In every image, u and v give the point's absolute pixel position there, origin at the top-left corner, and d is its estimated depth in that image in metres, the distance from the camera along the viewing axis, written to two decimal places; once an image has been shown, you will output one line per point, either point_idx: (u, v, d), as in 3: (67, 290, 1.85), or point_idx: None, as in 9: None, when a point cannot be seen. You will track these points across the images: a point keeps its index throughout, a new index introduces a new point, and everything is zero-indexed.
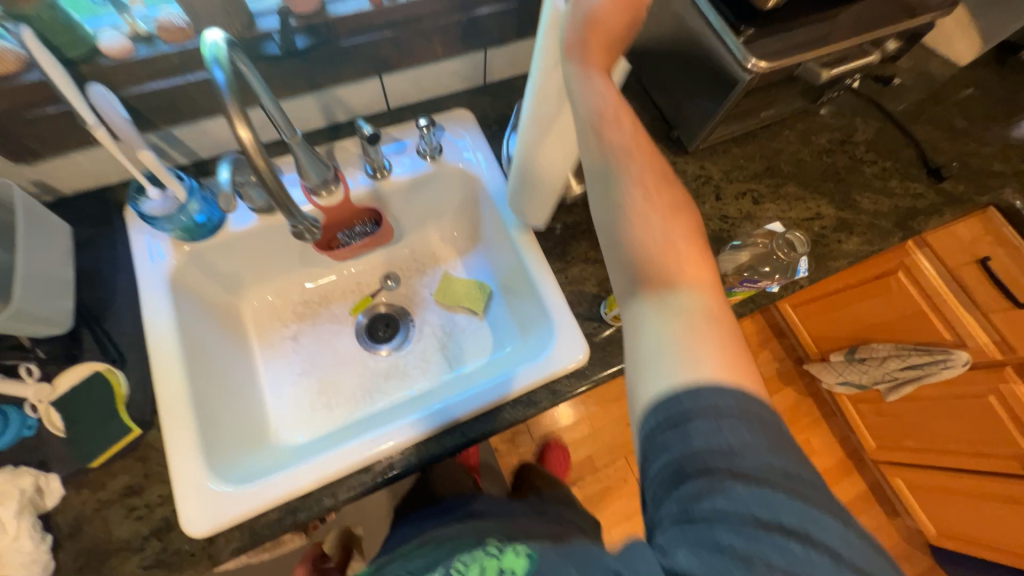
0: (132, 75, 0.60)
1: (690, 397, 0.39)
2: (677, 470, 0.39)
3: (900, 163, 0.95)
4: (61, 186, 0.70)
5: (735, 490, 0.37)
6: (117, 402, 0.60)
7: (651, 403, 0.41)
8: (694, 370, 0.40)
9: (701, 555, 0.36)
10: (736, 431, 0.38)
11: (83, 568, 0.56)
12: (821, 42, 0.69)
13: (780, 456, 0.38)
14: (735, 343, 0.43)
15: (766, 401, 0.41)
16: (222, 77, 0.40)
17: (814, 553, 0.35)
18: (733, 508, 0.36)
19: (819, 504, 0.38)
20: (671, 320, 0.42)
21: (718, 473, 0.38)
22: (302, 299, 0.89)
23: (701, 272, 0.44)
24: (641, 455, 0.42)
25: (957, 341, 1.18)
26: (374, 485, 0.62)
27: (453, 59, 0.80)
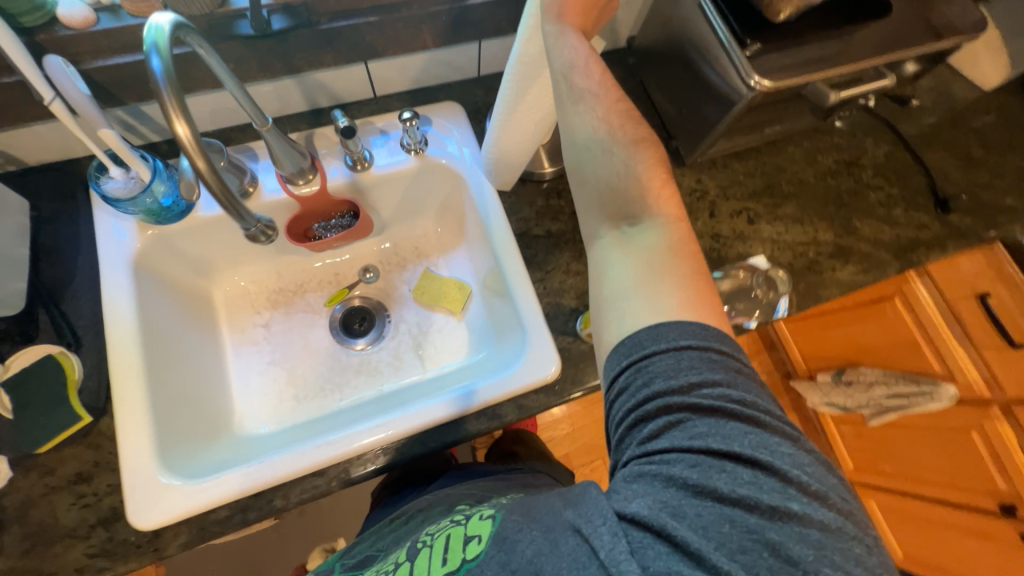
0: (94, 47, 0.57)
1: (651, 336, 0.43)
2: (639, 411, 0.42)
3: (908, 191, 0.91)
4: (25, 157, 0.67)
5: (687, 421, 0.40)
6: (70, 385, 0.59)
7: (616, 345, 0.45)
8: (655, 305, 0.44)
9: (656, 485, 0.39)
10: (693, 364, 0.41)
11: (28, 551, 0.56)
12: (831, 62, 0.65)
13: (735, 387, 0.41)
14: (695, 276, 0.46)
15: (724, 329, 0.45)
16: (161, 65, 0.37)
17: (762, 474, 0.38)
18: (686, 440, 0.40)
19: (770, 427, 0.40)
20: (633, 259, 0.47)
21: (676, 407, 0.41)
22: (277, 286, 0.87)
23: (667, 203, 0.49)
24: (609, 405, 0.46)
25: (946, 374, 1.16)
26: (329, 489, 0.62)
27: (443, 48, 0.76)
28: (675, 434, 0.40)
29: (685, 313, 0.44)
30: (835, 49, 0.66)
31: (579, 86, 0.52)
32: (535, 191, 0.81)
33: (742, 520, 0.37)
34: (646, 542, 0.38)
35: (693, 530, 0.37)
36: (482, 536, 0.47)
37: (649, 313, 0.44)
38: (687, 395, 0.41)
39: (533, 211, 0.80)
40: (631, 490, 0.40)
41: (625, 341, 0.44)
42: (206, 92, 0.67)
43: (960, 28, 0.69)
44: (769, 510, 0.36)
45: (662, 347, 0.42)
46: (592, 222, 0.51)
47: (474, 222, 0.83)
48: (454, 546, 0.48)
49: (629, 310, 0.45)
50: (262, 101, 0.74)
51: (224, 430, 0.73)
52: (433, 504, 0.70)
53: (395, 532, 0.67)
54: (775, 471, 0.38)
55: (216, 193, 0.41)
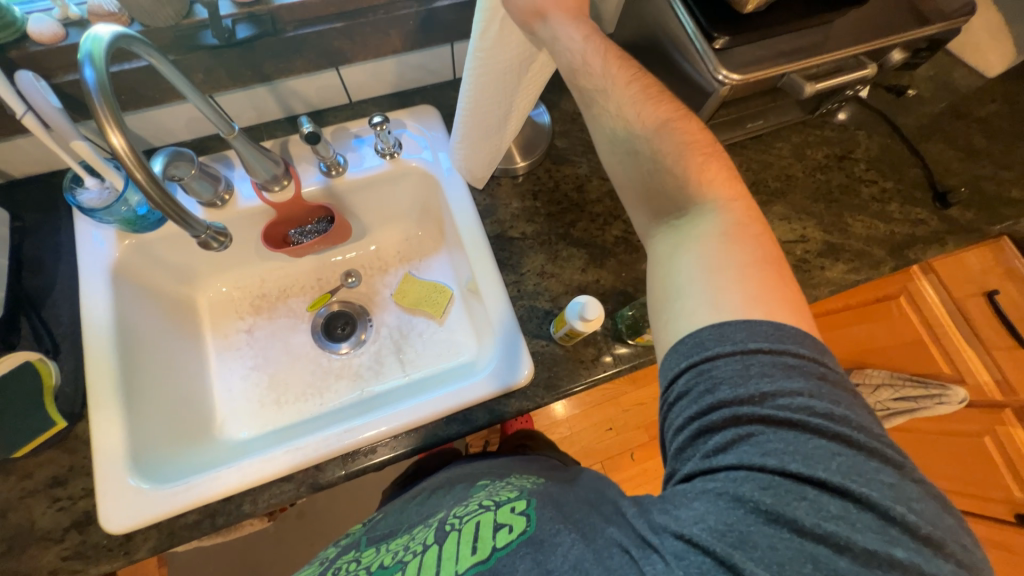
0: (66, 62, 0.58)
1: (714, 336, 0.40)
2: (703, 421, 0.39)
3: (905, 186, 0.87)
4: (11, 170, 0.70)
5: (759, 436, 0.37)
6: (47, 388, 0.62)
7: (675, 345, 0.42)
8: (714, 303, 0.42)
9: (721, 504, 0.36)
10: (763, 373, 0.38)
11: (5, 553, 0.57)
12: (806, 52, 0.63)
13: (819, 400, 0.37)
14: (762, 269, 0.43)
15: (801, 328, 0.41)
16: (94, 74, 0.41)
17: (854, 508, 0.34)
18: (757, 456, 0.36)
19: (864, 448, 0.36)
20: (689, 251, 0.45)
21: (746, 420, 0.38)
22: (260, 291, 0.87)
23: (714, 185, 0.48)
24: (664, 410, 0.43)
25: (954, 376, 1.10)
26: (296, 494, 0.63)
27: (415, 52, 0.76)
28: (744, 449, 0.37)
29: (752, 311, 0.41)
30: (812, 40, 0.64)
31: (588, 86, 0.53)
32: (511, 193, 0.81)
33: (829, 562, 0.33)
34: (706, 569, 0.35)
35: (766, 566, 0.33)
36: (515, 526, 0.46)
37: (707, 313, 0.42)
38: (761, 407, 0.37)
39: (508, 213, 0.79)
40: (693, 509, 0.37)
41: (683, 343, 0.42)
42: (176, 103, 0.69)
43: (947, 14, 0.66)
44: (861, 551, 0.33)
45: (726, 350, 0.39)
46: (642, 217, 0.52)
47: (451, 226, 0.83)
48: (483, 534, 0.47)
49: (685, 312, 0.43)
50: (237, 109, 0.75)
51: (207, 433, 0.74)
52: (451, 481, 0.68)
53: (417, 505, 0.65)
54: (871, 504, 0.34)
55: (157, 202, 0.44)
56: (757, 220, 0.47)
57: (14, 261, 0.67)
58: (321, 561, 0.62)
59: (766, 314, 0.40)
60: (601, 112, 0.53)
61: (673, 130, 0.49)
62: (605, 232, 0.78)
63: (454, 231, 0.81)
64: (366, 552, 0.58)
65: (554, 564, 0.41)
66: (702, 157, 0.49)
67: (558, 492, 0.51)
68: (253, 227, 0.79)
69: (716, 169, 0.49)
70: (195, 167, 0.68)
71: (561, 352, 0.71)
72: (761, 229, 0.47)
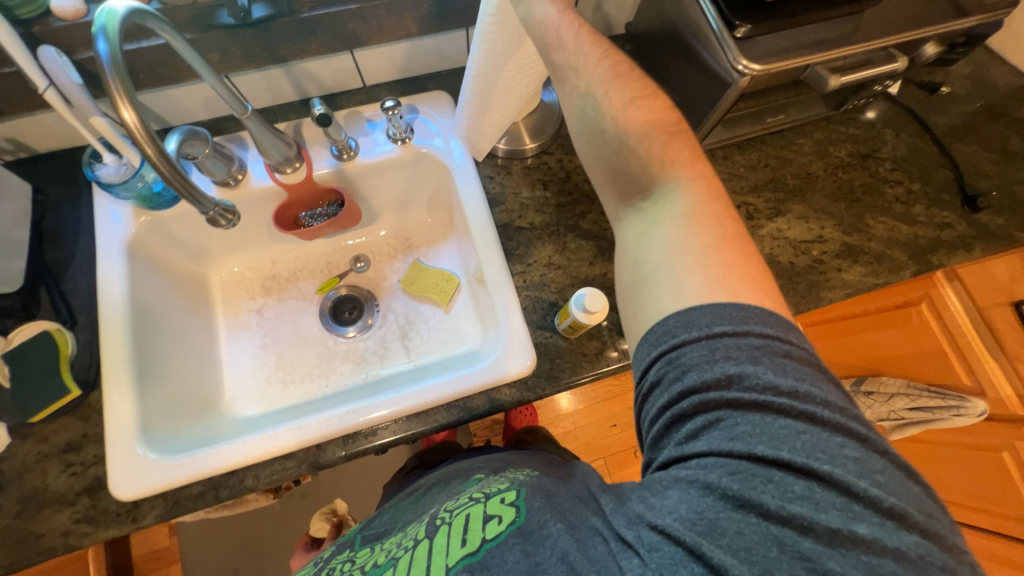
0: (86, 38, 0.59)
1: (682, 324, 0.39)
2: (676, 410, 0.38)
3: (932, 187, 0.83)
4: (35, 144, 0.72)
5: (727, 419, 0.36)
6: (63, 356, 0.64)
7: (646, 336, 0.42)
8: (675, 285, 0.42)
9: (692, 492, 0.35)
10: (730, 356, 0.37)
11: (20, 514, 0.60)
12: (832, 44, 0.60)
13: (784, 376, 0.37)
14: (721, 249, 0.43)
15: (765, 307, 0.40)
16: (107, 48, 0.41)
17: (818, 488, 0.33)
18: (725, 440, 0.36)
19: (828, 424, 0.35)
20: (651, 233, 0.46)
21: (715, 404, 0.37)
22: (271, 272, 0.88)
23: (677, 163, 0.48)
24: (638, 401, 0.43)
25: (975, 388, 1.07)
26: (298, 472, 0.64)
27: (430, 36, 0.76)
28: (714, 435, 0.36)
29: (717, 294, 0.40)
30: (840, 31, 0.61)
31: (560, 63, 0.52)
32: (520, 182, 0.80)
33: (795, 545, 0.32)
34: (678, 559, 0.34)
35: (733, 552, 0.33)
36: (504, 517, 0.46)
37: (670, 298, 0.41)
38: (728, 391, 0.37)
39: (517, 202, 0.79)
40: (667, 499, 0.37)
41: (654, 332, 0.41)
42: (192, 82, 0.70)
43: (987, 6, 0.63)
44: (825, 531, 0.32)
45: (693, 337, 0.39)
46: (610, 200, 0.52)
47: (459, 214, 0.83)
48: (473, 526, 0.47)
49: (653, 300, 0.43)
50: (252, 90, 0.76)
51: (215, 409, 0.75)
52: (450, 476, 0.68)
53: (411, 505, 0.65)
54: (835, 482, 0.33)
55: (168, 177, 0.45)
56: (719, 202, 0.46)
57: (36, 233, 0.69)
58: (315, 562, 0.62)
59: (727, 296, 0.40)
60: (571, 92, 0.52)
61: (637, 111, 0.49)
62: None
63: (463, 219, 0.81)
64: (361, 551, 0.58)
65: (543, 555, 0.40)
66: (661, 136, 0.48)
67: (553, 483, 0.50)
68: (265, 208, 0.80)
69: (677, 150, 0.48)
70: (209, 146, 0.69)
71: (564, 344, 0.71)
72: (721, 208, 0.46)
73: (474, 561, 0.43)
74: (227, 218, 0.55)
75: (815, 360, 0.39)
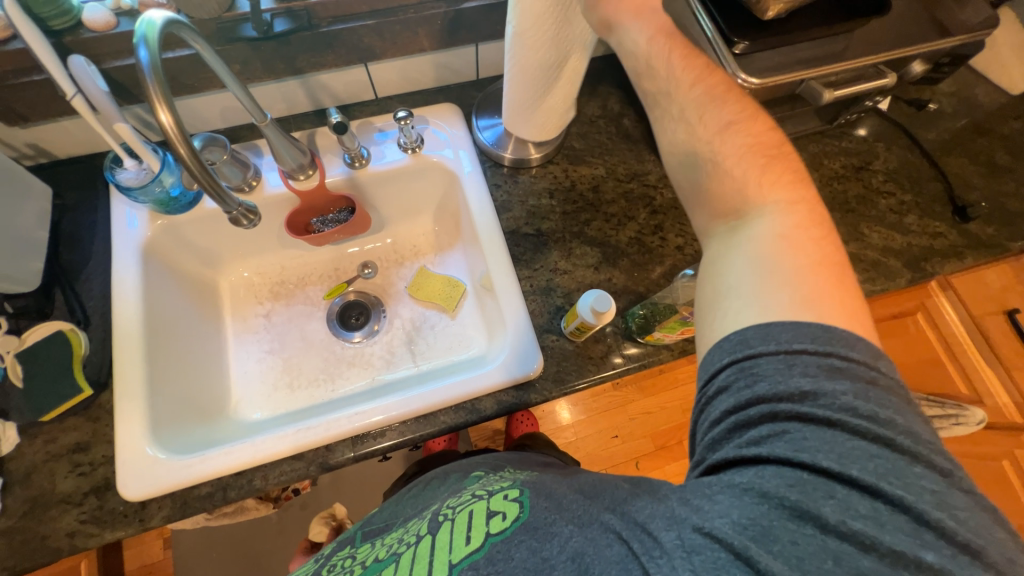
0: (114, 48, 0.62)
1: (761, 337, 0.39)
2: (739, 416, 0.39)
3: (921, 198, 0.86)
4: (55, 150, 0.74)
5: (793, 431, 0.36)
6: (76, 356, 0.65)
7: (717, 341, 0.42)
8: (766, 305, 0.40)
9: (745, 499, 0.35)
10: (808, 373, 0.37)
11: (26, 514, 0.59)
12: (825, 59, 0.64)
13: (866, 402, 0.36)
14: (816, 270, 0.41)
15: (855, 332, 0.39)
16: (148, 55, 0.43)
17: (886, 510, 0.33)
18: (790, 451, 0.36)
19: (908, 453, 0.35)
20: (743, 254, 0.43)
21: (783, 416, 0.37)
22: (280, 278, 0.89)
23: (775, 187, 0.45)
24: (698, 404, 0.43)
25: (974, 397, 1.08)
26: (306, 473, 0.64)
27: (441, 51, 0.79)
28: (777, 444, 0.36)
29: (804, 313, 0.39)
30: (832, 49, 0.64)
31: (651, 90, 0.51)
32: (527, 190, 0.82)
33: (853, 560, 0.32)
34: (721, 564, 0.34)
35: (785, 560, 0.32)
36: (508, 513, 0.47)
37: (758, 313, 0.40)
38: (799, 405, 0.37)
39: (524, 210, 0.81)
40: (716, 503, 0.36)
41: (728, 340, 0.41)
42: (212, 92, 0.72)
43: (968, 26, 0.66)
44: (889, 552, 0.32)
45: (770, 349, 0.39)
46: (699, 219, 0.49)
47: (467, 221, 0.85)
48: (476, 522, 0.47)
49: (730, 311, 0.42)
50: (269, 100, 0.79)
51: (222, 412, 0.76)
52: (448, 470, 0.69)
53: (413, 499, 0.65)
54: (909, 508, 0.33)
55: (196, 176, 0.46)
56: (819, 224, 0.44)
57: (53, 235, 0.71)
58: (316, 560, 0.61)
59: (818, 317, 0.39)
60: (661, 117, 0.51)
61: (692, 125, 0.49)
62: (619, 232, 0.79)
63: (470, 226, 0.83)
64: (361, 547, 0.57)
65: (550, 552, 0.41)
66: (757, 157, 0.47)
67: (561, 481, 0.51)
68: (277, 214, 0.81)
69: (774, 174, 0.46)
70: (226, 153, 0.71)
71: (571, 347, 0.72)
72: (821, 231, 0.44)
73: (478, 556, 0.43)
74: (251, 219, 0.57)
75: (903, 393, 0.39)
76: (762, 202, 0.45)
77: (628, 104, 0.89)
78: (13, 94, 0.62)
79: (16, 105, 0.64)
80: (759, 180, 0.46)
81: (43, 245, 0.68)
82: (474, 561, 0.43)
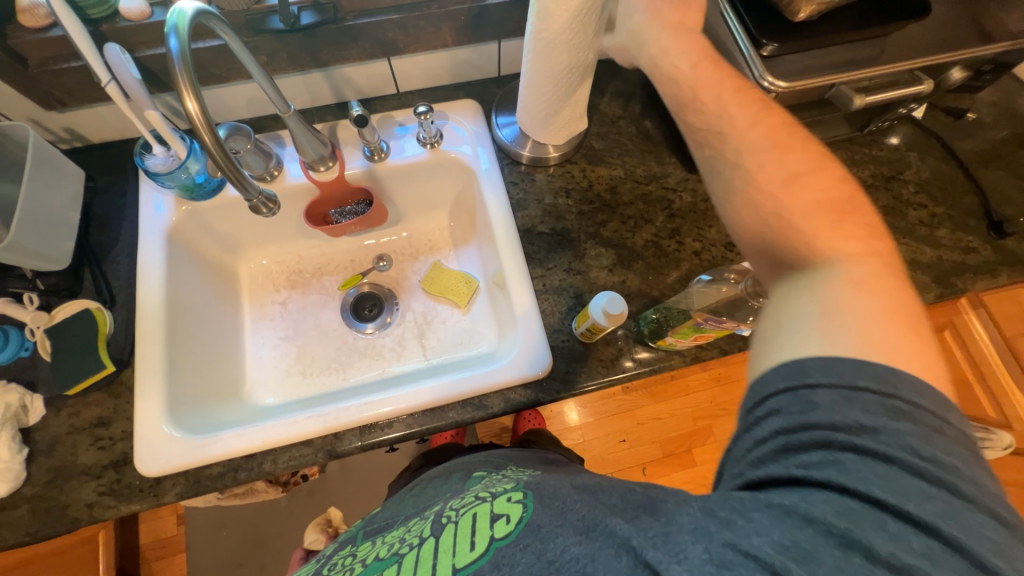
0: (147, 37, 0.64)
1: (824, 369, 0.37)
2: (789, 440, 0.36)
3: (954, 211, 0.83)
4: (89, 134, 0.77)
5: (848, 461, 0.34)
6: (100, 334, 0.67)
7: (772, 366, 0.39)
8: (829, 341, 0.38)
9: (787, 521, 0.33)
10: (870, 408, 0.35)
11: (49, 483, 0.62)
12: (858, 64, 0.62)
13: (930, 446, 0.34)
14: (891, 316, 0.39)
15: (925, 379, 0.36)
16: (178, 45, 0.44)
17: (939, 549, 0.31)
18: (842, 480, 0.34)
19: (970, 500, 0.33)
20: (810, 292, 0.41)
21: (838, 446, 0.35)
22: (297, 267, 0.91)
23: (850, 239, 0.42)
24: (740, 427, 0.41)
25: (996, 421, 1.04)
26: (314, 459, 0.65)
27: (464, 47, 0.79)
28: (830, 473, 0.34)
29: (869, 355, 0.37)
30: (866, 53, 0.62)
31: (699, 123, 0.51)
32: (544, 189, 0.82)
33: None
34: None
35: None
36: (511, 515, 0.47)
37: (816, 345, 0.38)
38: (856, 437, 0.35)
39: (540, 208, 0.80)
40: (753, 521, 0.34)
41: (786, 365, 0.38)
42: (239, 82, 0.74)
43: (1014, 33, 0.63)
44: None
45: (832, 380, 0.36)
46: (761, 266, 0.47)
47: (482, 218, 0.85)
48: (480, 525, 0.47)
49: (784, 341, 0.40)
50: (293, 92, 0.80)
51: (236, 395, 0.77)
52: (451, 469, 0.69)
53: (415, 497, 0.66)
54: (966, 551, 0.31)
55: (219, 165, 0.48)
56: (896, 276, 0.41)
57: (84, 217, 0.73)
58: (317, 559, 0.62)
59: (886, 359, 0.37)
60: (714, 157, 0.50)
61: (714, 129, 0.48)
62: (635, 234, 0.78)
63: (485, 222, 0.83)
64: (362, 547, 0.58)
65: (553, 553, 0.40)
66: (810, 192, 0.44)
67: (565, 482, 0.51)
68: (296, 204, 0.83)
69: (854, 224, 0.43)
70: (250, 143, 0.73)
71: (582, 349, 0.71)
72: (899, 283, 0.41)
73: (483, 561, 0.43)
74: (267, 209, 0.58)
75: (971, 444, 0.35)
76: (812, 228, 0.43)
77: (650, 105, 0.88)
78: (52, 79, 0.65)
79: (55, 90, 0.66)
80: (822, 219, 0.43)
81: (75, 225, 0.71)
82: (481, 565, 0.42)
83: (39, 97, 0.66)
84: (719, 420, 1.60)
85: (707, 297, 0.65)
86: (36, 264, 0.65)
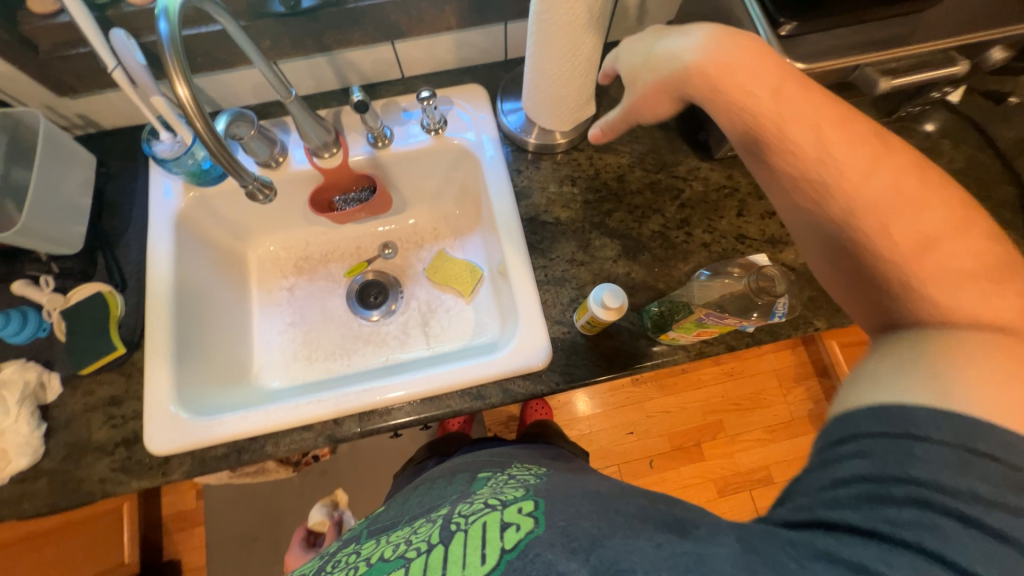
0: (152, 23, 0.64)
1: (932, 423, 0.32)
2: (875, 489, 0.32)
3: (988, 203, 0.78)
4: (102, 121, 0.79)
5: (948, 528, 0.30)
6: (111, 317, 0.69)
7: (866, 405, 0.35)
8: (946, 392, 0.33)
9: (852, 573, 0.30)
10: (987, 480, 0.31)
11: (65, 457, 0.65)
12: (884, 44, 0.58)
13: None
14: None
15: None
16: (167, 28, 0.44)
17: None
18: (937, 548, 0.30)
19: None
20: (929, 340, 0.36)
21: (934, 508, 0.31)
22: (304, 254, 0.92)
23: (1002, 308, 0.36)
24: (812, 465, 0.37)
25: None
26: (314, 443, 0.66)
27: (469, 30, 0.77)
28: (924, 537, 0.30)
29: (1000, 420, 0.31)
30: (893, 32, 0.58)
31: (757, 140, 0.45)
32: (549, 177, 0.80)
33: None
34: None
35: None
36: (522, 526, 0.43)
37: (929, 395, 0.33)
38: (962, 503, 0.31)
39: (544, 197, 0.79)
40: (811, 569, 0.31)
41: (887, 410, 0.34)
42: (243, 68, 0.74)
43: None
44: None
45: (945, 439, 0.32)
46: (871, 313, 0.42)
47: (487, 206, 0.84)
48: (490, 536, 0.44)
49: (884, 383, 0.35)
50: (298, 77, 0.80)
51: (243, 379, 0.79)
52: (455, 470, 0.69)
53: (423, 496, 0.65)
54: None
55: (214, 152, 0.48)
56: None
57: (97, 202, 0.75)
58: (323, 554, 0.63)
59: (1021, 430, 0.31)
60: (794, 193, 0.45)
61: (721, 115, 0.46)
62: (642, 225, 0.76)
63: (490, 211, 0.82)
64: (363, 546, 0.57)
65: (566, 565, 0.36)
66: (898, 208, 0.39)
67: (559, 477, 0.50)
68: (301, 191, 0.83)
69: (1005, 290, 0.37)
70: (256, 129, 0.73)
71: (583, 341, 0.70)
72: None
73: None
74: (264, 195, 0.58)
75: None
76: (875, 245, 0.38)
77: None
78: (63, 66, 0.66)
79: (65, 76, 0.67)
80: (917, 259, 0.38)
81: (88, 211, 0.73)
82: None
83: (51, 83, 0.68)
84: (730, 415, 1.57)
85: (708, 292, 0.63)
86: (48, 248, 0.67)
